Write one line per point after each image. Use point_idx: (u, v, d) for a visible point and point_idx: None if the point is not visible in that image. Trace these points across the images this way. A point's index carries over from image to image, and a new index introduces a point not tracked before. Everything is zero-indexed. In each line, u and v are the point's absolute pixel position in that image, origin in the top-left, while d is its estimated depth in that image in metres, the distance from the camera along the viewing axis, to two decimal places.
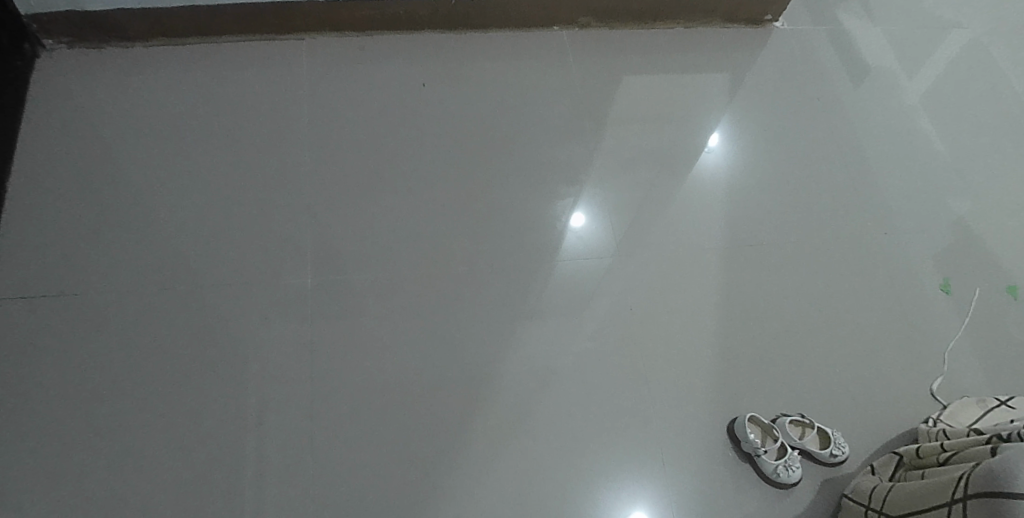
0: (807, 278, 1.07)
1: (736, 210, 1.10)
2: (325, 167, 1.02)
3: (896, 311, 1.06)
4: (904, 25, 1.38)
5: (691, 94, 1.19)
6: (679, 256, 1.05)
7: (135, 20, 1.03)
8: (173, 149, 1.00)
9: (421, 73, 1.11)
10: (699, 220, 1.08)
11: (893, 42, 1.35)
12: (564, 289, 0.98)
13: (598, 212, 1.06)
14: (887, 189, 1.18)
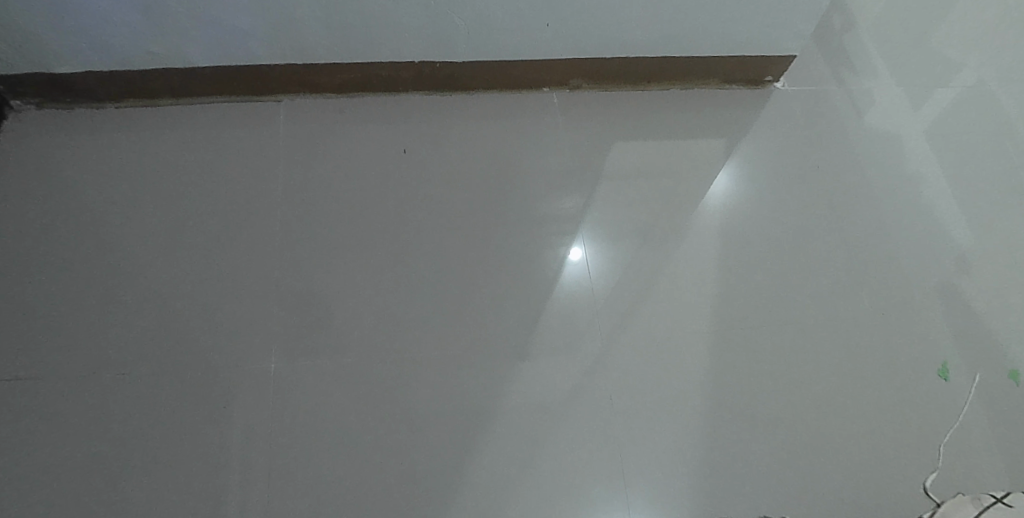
0: (813, 356, 0.98)
1: (734, 279, 1.02)
2: (294, 239, 0.96)
3: (912, 396, 0.96)
4: (925, 67, 1.27)
5: (687, 161, 1.11)
6: (672, 332, 0.96)
7: (105, 81, 0.99)
8: (138, 216, 0.96)
9: (402, 137, 1.06)
10: (694, 291, 1.00)
11: (912, 87, 1.25)
12: (543, 372, 0.91)
13: (582, 285, 0.98)
14: (903, 253, 1.08)
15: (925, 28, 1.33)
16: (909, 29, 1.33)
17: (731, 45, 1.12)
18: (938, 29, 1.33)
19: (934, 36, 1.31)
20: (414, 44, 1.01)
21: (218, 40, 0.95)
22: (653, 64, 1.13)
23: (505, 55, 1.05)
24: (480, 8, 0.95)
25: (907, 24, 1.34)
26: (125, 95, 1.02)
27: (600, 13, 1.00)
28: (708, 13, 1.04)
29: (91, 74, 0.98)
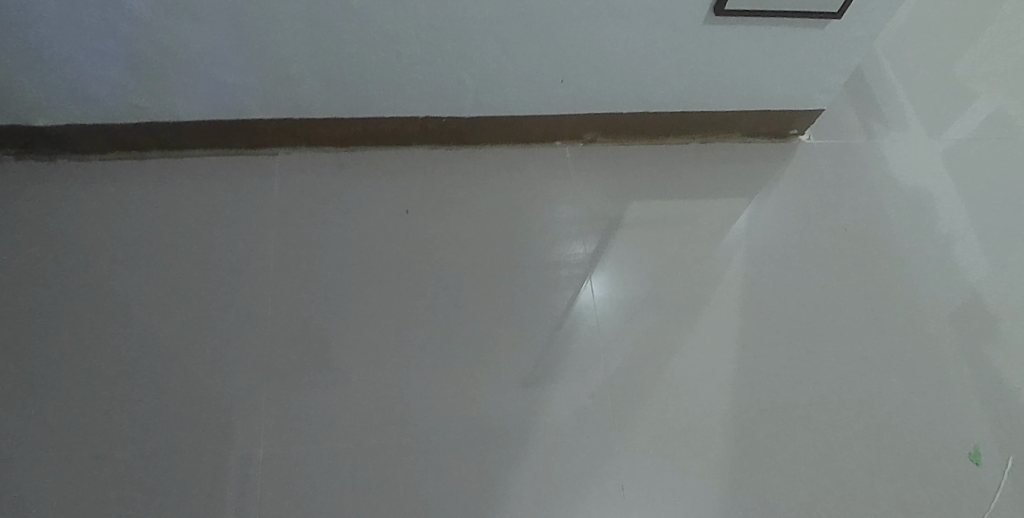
0: (837, 426, 0.92)
1: (751, 339, 0.96)
2: (286, 306, 0.89)
3: (942, 469, 0.91)
4: (956, 109, 1.20)
5: (704, 218, 1.06)
6: (689, 396, 0.90)
7: (89, 133, 0.93)
8: (118, 279, 0.89)
9: (404, 196, 0.99)
10: (709, 354, 0.94)
11: (942, 131, 1.18)
12: (549, 440, 0.84)
13: (591, 347, 0.92)
14: (930, 312, 1.02)
15: (957, 66, 1.26)
16: (940, 67, 1.25)
17: (755, 100, 1.06)
18: (970, 68, 1.25)
19: (965, 76, 1.24)
20: (419, 100, 0.94)
21: (208, 94, 0.89)
22: (672, 119, 1.07)
23: (516, 111, 0.99)
24: (490, 64, 0.89)
25: (937, 62, 1.26)
26: (109, 147, 0.96)
27: (617, 69, 0.94)
28: (731, 68, 0.98)
29: (72, 127, 0.92)
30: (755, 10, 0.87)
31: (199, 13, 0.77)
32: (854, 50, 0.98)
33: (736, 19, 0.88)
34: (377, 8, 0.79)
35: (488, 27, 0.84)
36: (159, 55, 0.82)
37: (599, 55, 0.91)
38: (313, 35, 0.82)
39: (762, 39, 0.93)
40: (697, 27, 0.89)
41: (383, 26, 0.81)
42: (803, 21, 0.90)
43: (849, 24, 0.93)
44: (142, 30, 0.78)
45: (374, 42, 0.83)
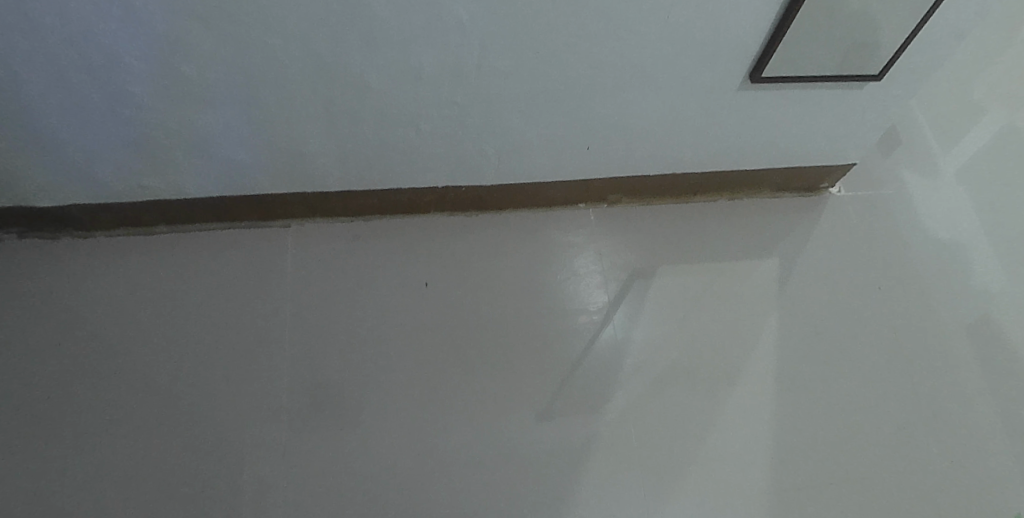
0: (878, 489, 0.89)
1: (787, 397, 0.93)
2: (304, 388, 0.86)
3: None
4: (988, 152, 1.17)
5: (735, 276, 1.02)
6: (727, 465, 0.87)
7: (94, 213, 0.90)
8: (126, 369, 0.85)
9: (423, 268, 0.96)
10: (746, 414, 0.91)
11: (975, 174, 1.14)
12: (589, 513, 0.82)
13: (625, 408, 0.90)
14: (968, 365, 0.99)
15: (988, 107, 1.22)
16: (971, 107, 1.22)
17: (789, 159, 1.02)
18: (1000, 109, 1.22)
19: (996, 117, 1.21)
20: (438, 172, 0.90)
21: (218, 174, 0.85)
22: (700, 179, 1.04)
23: (539, 178, 0.95)
24: (514, 136, 0.86)
25: (967, 103, 1.23)
26: (115, 224, 0.93)
27: (645, 136, 0.90)
28: (763, 131, 0.94)
29: (72, 207, 0.88)
30: (792, 75, 0.83)
31: (209, 98, 0.73)
32: (890, 106, 0.94)
33: (771, 85, 0.84)
34: (397, 87, 0.75)
35: (512, 101, 0.80)
36: (166, 139, 0.78)
37: (627, 123, 0.87)
38: (329, 115, 0.78)
39: (797, 101, 0.89)
40: (729, 93, 0.85)
41: (403, 104, 0.78)
42: (841, 83, 0.87)
43: (887, 83, 0.89)
44: (150, 116, 0.74)
45: (393, 120, 0.80)
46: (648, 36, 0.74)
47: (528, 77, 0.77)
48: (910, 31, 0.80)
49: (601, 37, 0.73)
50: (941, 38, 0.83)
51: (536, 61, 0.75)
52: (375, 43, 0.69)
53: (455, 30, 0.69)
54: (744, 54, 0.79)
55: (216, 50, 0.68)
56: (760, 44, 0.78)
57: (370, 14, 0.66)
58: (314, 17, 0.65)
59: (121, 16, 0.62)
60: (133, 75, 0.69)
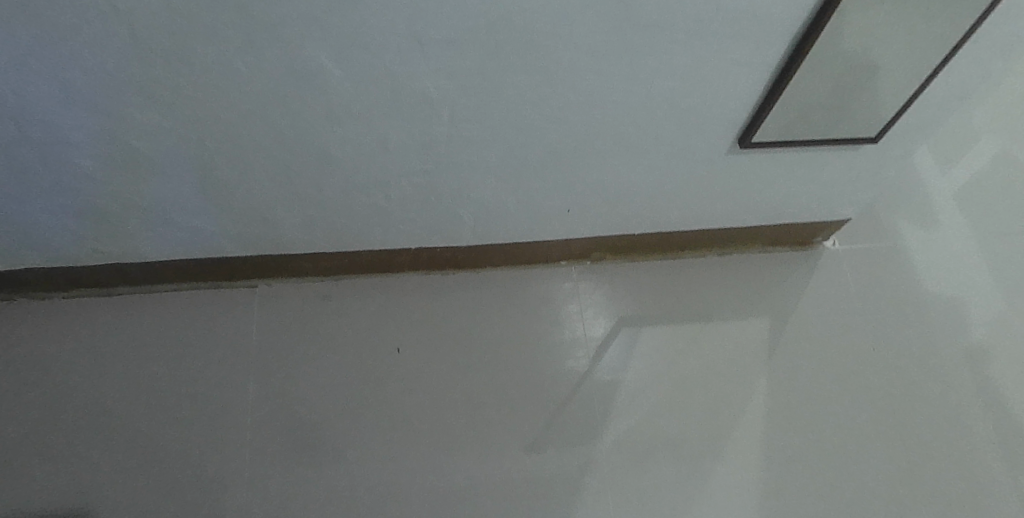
0: None
1: (775, 468, 0.91)
2: (269, 459, 0.87)
3: None
4: (993, 198, 1.13)
5: (724, 337, 1.00)
6: None
7: (68, 277, 0.92)
8: (91, 438, 0.86)
9: (396, 333, 0.97)
10: (736, 484, 0.90)
11: (977, 224, 1.11)
12: None
13: (607, 478, 0.89)
14: (970, 430, 0.95)
15: (995, 153, 1.18)
16: (974, 149, 1.18)
17: (779, 215, 0.99)
18: (1006, 156, 1.17)
19: (1003, 165, 1.16)
20: (414, 234, 0.88)
21: (178, 238, 0.83)
22: (685, 236, 1.02)
23: (520, 238, 0.94)
24: (492, 199, 0.82)
25: (971, 149, 1.19)
26: (90, 286, 0.94)
27: (630, 197, 0.87)
28: (750, 191, 0.91)
29: (48, 272, 0.90)
30: (782, 141, 0.80)
31: (164, 173, 0.71)
32: (886, 166, 0.91)
33: (761, 150, 0.81)
34: (365, 156, 0.72)
35: (488, 168, 0.76)
36: (123, 212, 0.76)
37: (608, 186, 0.84)
38: (294, 183, 0.75)
39: (785, 164, 0.86)
40: (717, 158, 0.82)
41: (372, 173, 0.74)
42: (836, 146, 0.83)
43: (883, 144, 0.85)
44: (102, 191, 0.72)
45: (362, 187, 0.76)
46: (629, 106, 0.71)
47: (503, 146, 0.73)
48: (908, 97, 0.76)
49: (579, 107, 0.70)
50: (941, 101, 0.80)
51: (511, 131, 0.71)
52: (337, 115, 0.66)
53: (421, 103, 0.65)
54: (731, 122, 0.76)
55: (165, 124, 0.64)
56: (748, 112, 0.75)
57: (328, 88, 0.62)
58: (268, 91, 0.62)
59: (59, 95, 0.59)
60: (78, 150, 0.66)
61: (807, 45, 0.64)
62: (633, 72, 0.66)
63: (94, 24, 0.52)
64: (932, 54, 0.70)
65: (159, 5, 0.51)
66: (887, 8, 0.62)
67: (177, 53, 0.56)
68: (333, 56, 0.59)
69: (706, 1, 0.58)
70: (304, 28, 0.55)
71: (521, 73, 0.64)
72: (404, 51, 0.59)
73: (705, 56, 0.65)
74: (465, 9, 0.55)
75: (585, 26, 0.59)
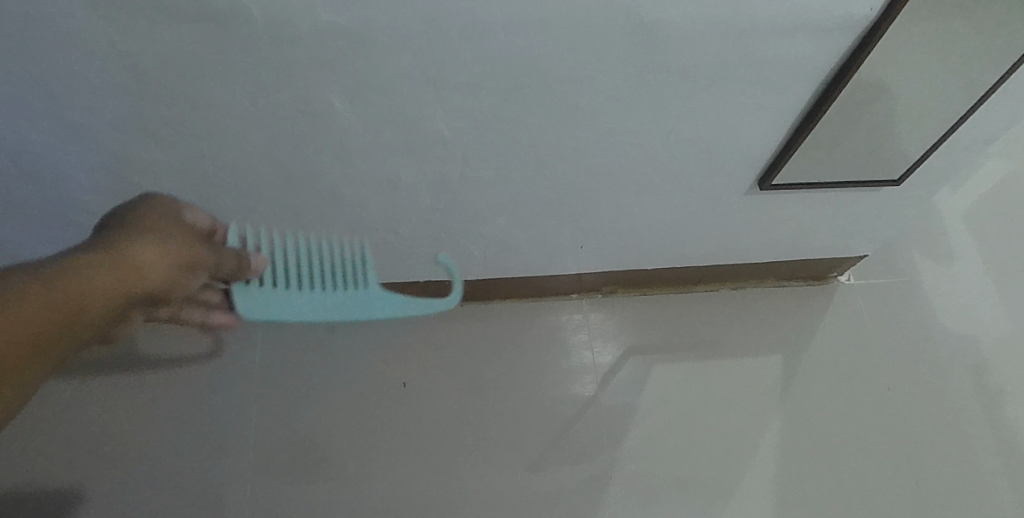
0: None
1: (790, 511, 0.89)
2: (271, 494, 0.85)
3: None
4: (1009, 235, 1.11)
5: (737, 373, 0.98)
6: None
7: None
8: (90, 470, 0.85)
9: (402, 367, 0.95)
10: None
11: (994, 261, 1.09)
12: None
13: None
14: (991, 472, 0.92)
15: (1011, 188, 1.16)
16: (991, 184, 1.17)
17: (794, 252, 0.97)
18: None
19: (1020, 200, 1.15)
20: (422, 264, 0.87)
21: None
22: (698, 271, 1.00)
23: (530, 270, 0.93)
24: (503, 231, 0.81)
25: (990, 183, 1.17)
26: None
27: (644, 230, 0.85)
28: (765, 228, 0.89)
29: None
30: (803, 182, 0.78)
31: None
32: (907, 205, 0.89)
33: (782, 190, 0.79)
34: (375, 195, 0.70)
35: (501, 204, 0.74)
36: None
37: (621, 222, 0.82)
38: (303, 219, 0.73)
39: (805, 203, 0.84)
40: (735, 196, 0.80)
41: (383, 207, 0.72)
42: (858, 187, 0.81)
43: (906, 185, 0.83)
44: None
45: (372, 222, 0.75)
46: (648, 147, 0.69)
47: (517, 181, 0.71)
48: (934, 140, 0.74)
49: (597, 148, 0.68)
50: (968, 143, 0.78)
51: (526, 168, 0.70)
52: (348, 153, 0.64)
53: (434, 141, 0.64)
54: (751, 164, 0.74)
55: (172, 163, 0.63)
56: (769, 154, 0.73)
57: (340, 129, 0.61)
58: (277, 131, 0.60)
59: (61, 132, 0.57)
60: (83, 187, 0.64)
61: (835, 93, 0.62)
62: (655, 115, 0.64)
63: (98, 65, 0.50)
64: (961, 98, 0.68)
65: (166, 48, 0.49)
66: (918, 54, 0.60)
67: (185, 97, 0.55)
68: (345, 97, 0.57)
69: (732, 50, 0.56)
70: (315, 72, 0.53)
71: (539, 115, 0.62)
72: (419, 93, 0.57)
73: (728, 101, 0.63)
74: (484, 54, 0.53)
75: (608, 70, 0.57)
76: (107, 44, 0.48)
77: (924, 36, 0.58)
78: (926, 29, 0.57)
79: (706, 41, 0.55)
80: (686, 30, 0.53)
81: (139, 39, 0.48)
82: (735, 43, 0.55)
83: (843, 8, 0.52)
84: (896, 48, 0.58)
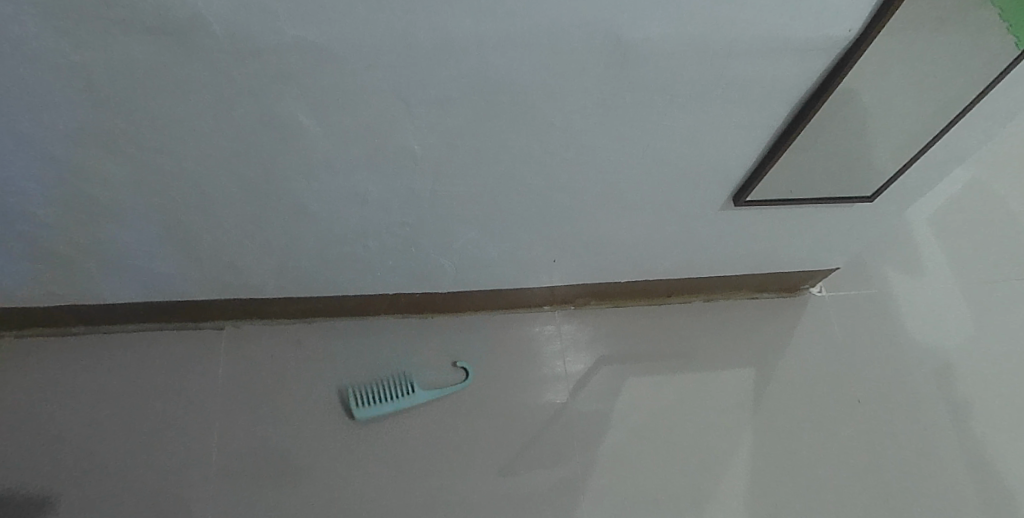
0: None
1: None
2: (235, 507, 0.82)
3: None
4: (973, 247, 1.14)
5: (711, 383, 0.98)
6: None
7: (27, 316, 0.87)
8: (39, 490, 0.81)
9: (372, 378, 0.92)
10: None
11: (961, 272, 1.11)
12: None
13: None
14: (955, 480, 0.94)
15: (977, 203, 1.19)
16: (957, 197, 1.19)
17: (767, 264, 0.98)
18: (990, 206, 1.19)
19: (986, 215, 1.18)
20: (394, 274, 0.85)
21: (144, 277, 0.79)
22: (673, 283, 1.00)
23: (505, 283, 0.92)
24: (476, 243, 0.79)
25: (957, 198, 1.19)
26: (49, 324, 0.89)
27: (619, 243, 0.84)
28: (739, 242, 0.89)
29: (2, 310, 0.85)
30: (777, 197, 0.78)
31: (124, 221, 0.67)
32: (878, 221, 0.90)
33: (757, 206, 0.79)
34: (344, 207, 0.68)
35: (474, 217, 0.73)
36: (82, 252, 0.71)
37: (596, 235, 0.82)
38: (268, 230, 0.71)
39: (778, 217, 0.84)
40: (710, 211, 0.79)
41: (351, 220, 0.71)
42: (831, 203, 0.81)
43: (878, 201, 0.84)
44: (59, 235, 0.68)
45: (341, 234, 0.73)
46: (623, 164, 0.68)
47: (491, 196, 0.70)
48: (905, 159, 0.75)
49: (572, 164, 0.67)
50: (938, 162, 0.79)
51: (500, 184, 0.68)
52: (315, 167, 0.62)
53: (405, 156, 0.62)
54: (727, 179, 0.73)
55: (126, 172, 0.60)
56: (746, 170, 0.72)
57: (306, 141, 0.58)
58: (240, 143, 0.57)
59: (4, 142, 0.54)
60: (28, 195, 0.61)
61: (812, 109, 0.62)
62: (630, 133, 0.63)
63: (45, 75, 0.47)
64: (933, 117, 0.68)
65: (120, 58, 0.46)
66: (892, 76, 0.61)
67: (138, 106, 0.52)
68: (311, 111, 0.55)
69: (710, 66, 0.55)
70: (282, 84, 0.51)
71: (513, 131, 0.60)
72: (390, 108, 0.55)
73: (705, 118, 0.62)
74: (457, 70, 0.52)
75: (585, 88, 0.56)
76: (55, 52, 0.45)
77: (902, 55, 0.58)
78: (901, 50, 0.57)
79: (684, 60, 0.54)
80: (667, 49, 0.52)
81: (90, 49, 0.45)
82: (713, 62, 0.55)
83: (821, 30, 0.51)
84: (872, 69, 0.58)
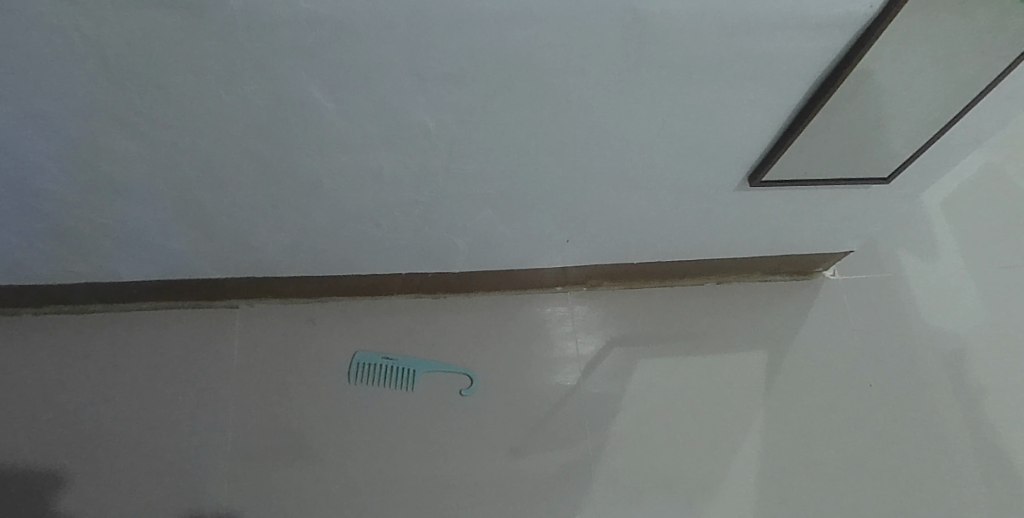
0: None
1: (770, 494, 0.90)
2: (250, 479, 0.84)
3: None
4: (990, 233, 1.12)
5: (721, 363, 0.98)
6: None
7: (45, 293, 0.88)
8: (60, 463, 0.82)
9: (381, 354, 0.93)
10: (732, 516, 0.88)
11: (976, 258, 1.10)
12: None
13: (599, 503, 0.87)
14: (965, 461, 0.94)
15: (995, 188, 1.17)
16: (975, 182, 1.17)
17: (780, 247, 0.97)
18: (1008, 191, 1.17)
19: (1003, 200, 1.16)
20: (406, 253, 0.85)
21: (160, 255, 0.80)
22: (684, 265, 1.00)
23: (516, 263, 0.92)
24: (489, 223, 0.79)
25: (975, 183, 1.17)
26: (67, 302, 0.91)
27: (632, 224, 0.84)
28: (752, 223, 0.89)
29: (22, 288, 0.86)
30: (792, 178, 0.77)
31: (142, 198, 0.67)
32: (894, 203, 0.89)
33: (771, 186, 0.78)
34: (357, 185, 0.69)
35: (487, 196, 0.73)
36: (99, 229, 0.72)
37: (610, 216, 0.81)
38: (283, 208, 0.71)
39: (793, 198, 0.83)
40: (725, 191, 0.79)
41: (364, 197, 0.71)
42: (847, 185, 0.80)
43: (895, 184, 0.83)
44: (77, 211, 0.68)
45: (354, 211, 0.73)
46: (638, 142, 0.67)
47: (503, 175, 0.70)
48: (925, 139, 0.74)
49: (585, 143, 0.66)
50: (957, 143, 0.77)
51: (513, 163, 0.68)
52: (329, 144, 0.62)
53: (419, 134, 0.62)
54: (742, 159, 0.73)
55: (142, 150, 0.60)
56: (762, 149, 0.71)
57: (320, 118, 0.58)
58: (253, 120, 0.57)
59: (22, 118, 0.54)
60: (47, 171, 0.61)
61: (830, 87, 0.61)
62: (646, 110, 0.62)
63: (60, 50, 0.47)
64: (954, 95, 0.67)
65: (135, 33, 0.46)
66: (913, 54, 0.59)
67: (153, 83, 0.52)
68: (326, 88, 0.54)
69: (729, 42, 0.54)
70: (294, 59, 0.50)
71: (527, 108, 0.60)
72: (404, 85, 0.55)
73: (722, 96, 0.62)
74: (472, 45, 0.51)
75: (600, 64, 0.55)
76: (71, 28, 0.45)
77: (924, 31, 0.57)
78: (924, 26, 0.56)
79: (701, 36, 0.53)
80: (684, 23, 0.51)
81: (106, 24, 0.45)
82: (730, 38, 0.54)
83: (842, 6, 0.50)
84: (893, 46, 0.57)
